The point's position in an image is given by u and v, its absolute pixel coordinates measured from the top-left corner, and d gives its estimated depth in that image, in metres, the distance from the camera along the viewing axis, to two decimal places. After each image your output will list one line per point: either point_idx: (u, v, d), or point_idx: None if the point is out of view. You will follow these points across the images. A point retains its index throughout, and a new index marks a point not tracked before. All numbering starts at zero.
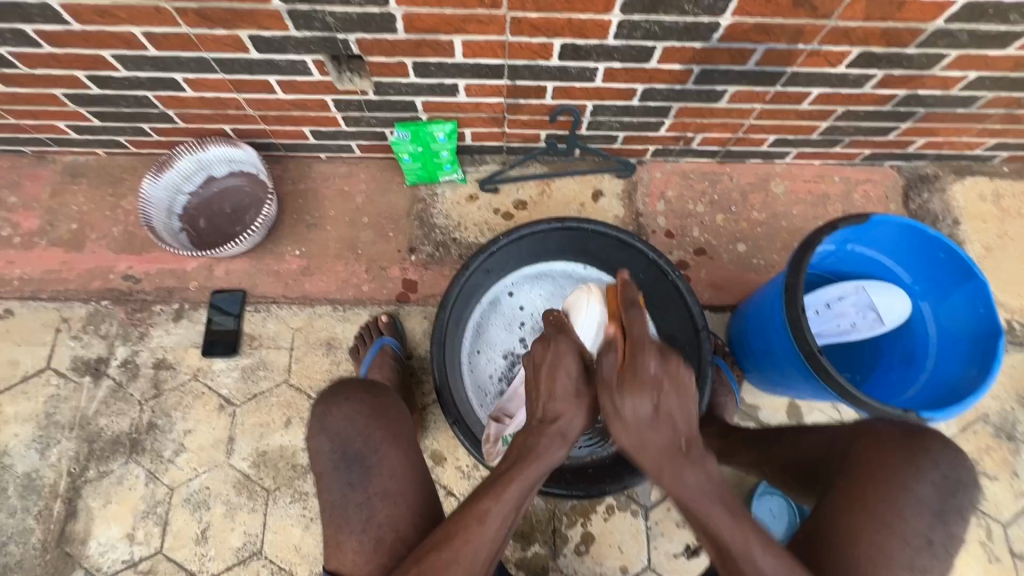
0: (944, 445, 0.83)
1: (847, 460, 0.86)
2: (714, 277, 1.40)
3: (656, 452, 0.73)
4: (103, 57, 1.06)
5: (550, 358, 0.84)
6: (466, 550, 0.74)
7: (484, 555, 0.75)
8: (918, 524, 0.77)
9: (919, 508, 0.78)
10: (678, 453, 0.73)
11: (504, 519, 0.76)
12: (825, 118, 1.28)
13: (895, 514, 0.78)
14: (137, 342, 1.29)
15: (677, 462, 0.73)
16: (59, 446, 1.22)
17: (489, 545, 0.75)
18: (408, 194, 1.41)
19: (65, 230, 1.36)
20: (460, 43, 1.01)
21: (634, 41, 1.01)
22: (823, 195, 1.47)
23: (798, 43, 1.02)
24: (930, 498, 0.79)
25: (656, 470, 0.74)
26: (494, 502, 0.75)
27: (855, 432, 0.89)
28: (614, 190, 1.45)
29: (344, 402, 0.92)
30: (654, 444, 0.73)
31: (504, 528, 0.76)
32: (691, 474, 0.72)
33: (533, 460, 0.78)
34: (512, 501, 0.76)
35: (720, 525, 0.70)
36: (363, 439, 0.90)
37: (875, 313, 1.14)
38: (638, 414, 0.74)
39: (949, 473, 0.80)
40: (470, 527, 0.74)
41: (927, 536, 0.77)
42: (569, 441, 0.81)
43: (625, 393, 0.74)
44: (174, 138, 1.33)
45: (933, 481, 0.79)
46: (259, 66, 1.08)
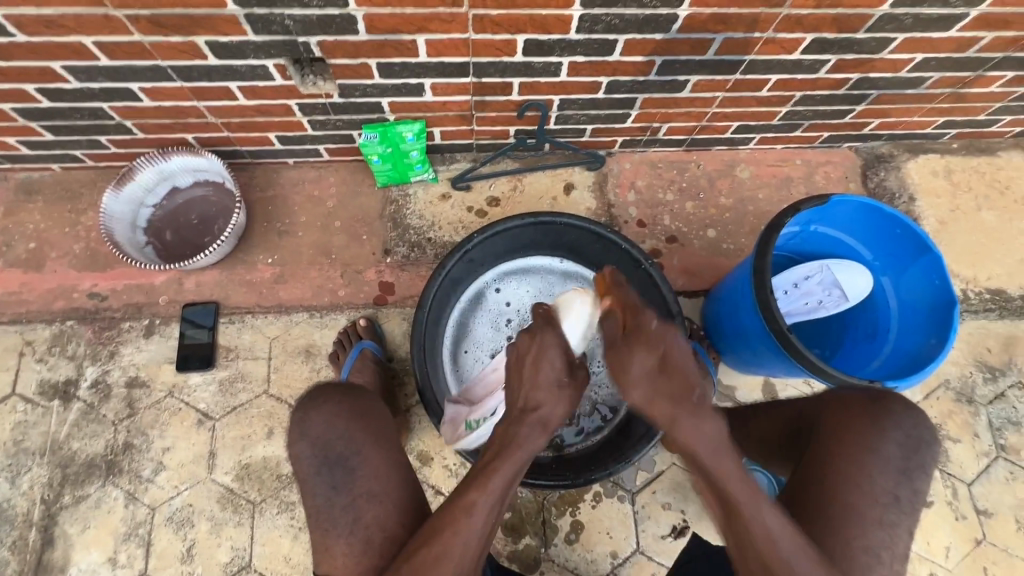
0: (905, 407, 0.87)
1: (815, 425, 0.91)
2: (686, 263, 1.43)
3: (667, 403, 0.75)
4: (53, 69, 1.02)
5: (535, 348, 0.85)
6: (455, 543, 0.75)
7: (474, 547, 0.76)
8: (885, 481, 0.82)
9: (884, 466, 0.83)
10: (689, 402, 0.74)
11: (491, 509, 0.77)
12: (784, 104, 1.32)
13: (862, 473, 0.82)
14: (107, 361, 1.25)
15: (692, 414, 0.74)
16: (31, 473, 1.18)
17: (478, 535, 0.76)
18: (379, 196, 1.40)
19: (23, 250, 1.31)
20: (423, 42, 1.01)
21: (596, 35, 1.03)
22: (786, 178, 1.52)
23: (754, 31, 1.05)
24: (894, 457, 0.83)
25: (670, 421, 0.75)
26: (480, 494, 0.77)
27: (824, 400, 0.93)
28: (585, 183, 1.46)
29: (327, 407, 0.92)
30: (664, 394, 0.75)
31: (492, 517, 0.78)
32: (707, 423, 0.75)
33: (517, 448, 0.79)
34: (498, 492, 0.77)
35: (732, 487, 0.74)
36: (345, 441, 0.90)
37: (839, 290, 1.18)
38: (642, 369, 0.76)
39: (910, 432, 0.84)
40: (460, 521, 0.76)
41: (893, 493, 0.82)
42: (551, 429, 0.82)
43: (633, 347, 0.77)
44: (133, 150, 1.30)
45: (897, 440, 0.84)
46: (218, 72, 1.05)
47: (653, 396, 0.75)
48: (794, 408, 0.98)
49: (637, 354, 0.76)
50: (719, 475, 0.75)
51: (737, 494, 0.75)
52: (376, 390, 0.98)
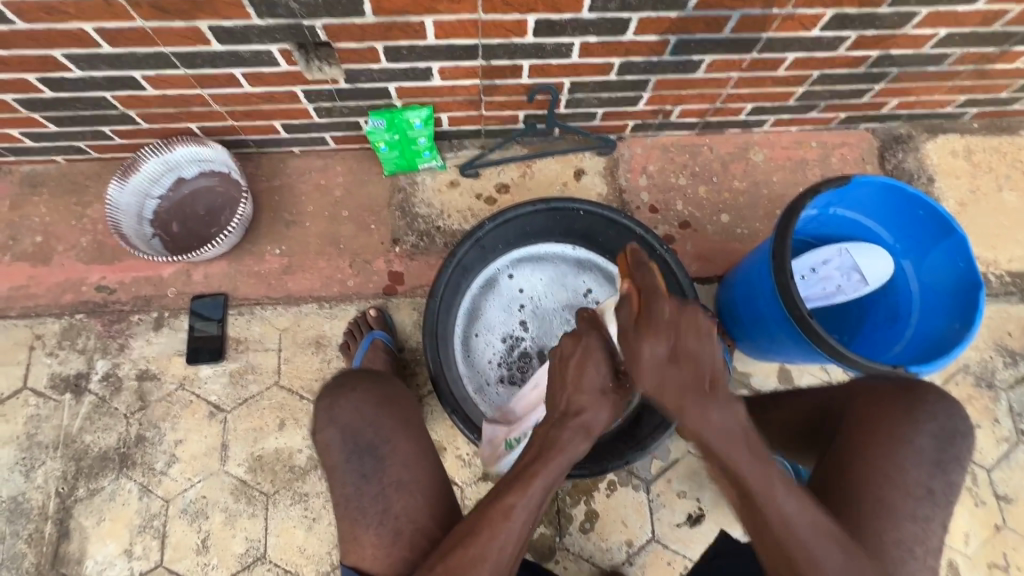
0: (939, 397, 0.85)
1: (846, 416, 0.88)
2: (700, 249, 1.41)
3: (676, 391, 0.70)
4: (54, 57, 1.00)
5: (579, 353, 0.80)
6: (492, 546, 0.74)
7: (511, 550, 0.75)
8: (918, 473, 0.80)
9: (918, 458, 0.81)
10: (700, 393, 0.70)
11: (529, 512, 0.76)
12: (801, 84, 1.28)
13: (894, 465, 0.81)
14: (117, 354, 1.24)
15: (699, 401, 0.70)
16: (45, 466, 1.18)
17: (516, 538, 0.75)
18: (387, 185, 1.38)
19: (30, 243, 1.30)
20: (431, 23, 0.98)
21: (609, 13, 0.99)
22: (802, 161, 1.48)
23: (773, 7, 1.02)
24: (929, 449, 0.81)
25: (678, 409, 0.71)
26: (519, 497, 0.75)
27: (853, 390, 0.91)
28: (596, 168, 1.44)
29: (343, 397, 0.91)
30: (672, 382, 0.70)
31: (530, 522, 0.76)
32: (714, 412, 0.71)
33: (560, 456, 0.77)
34: (538, 496, 0.76)
35: (747, 475, 0.72)
36: (374, 429, 0.89)
37: (859, 274, 1.15)
38: (653, 357, 0.71)
39: (945, 423, 0.83)
40: (499, 525, 0.74)
41: (927, 485, 0.80)
42: (592, 435, 0.79)
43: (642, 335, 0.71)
44: (138, 140, 1.28)
45: (931, 432, 0.82)
46: (222, 59, 1.03)
47: (663, 384, 0.71)
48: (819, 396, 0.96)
49: (645, 343, 0.70)
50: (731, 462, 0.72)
51: (750, 478, 0.72)
52: (390, 380, 0.97)
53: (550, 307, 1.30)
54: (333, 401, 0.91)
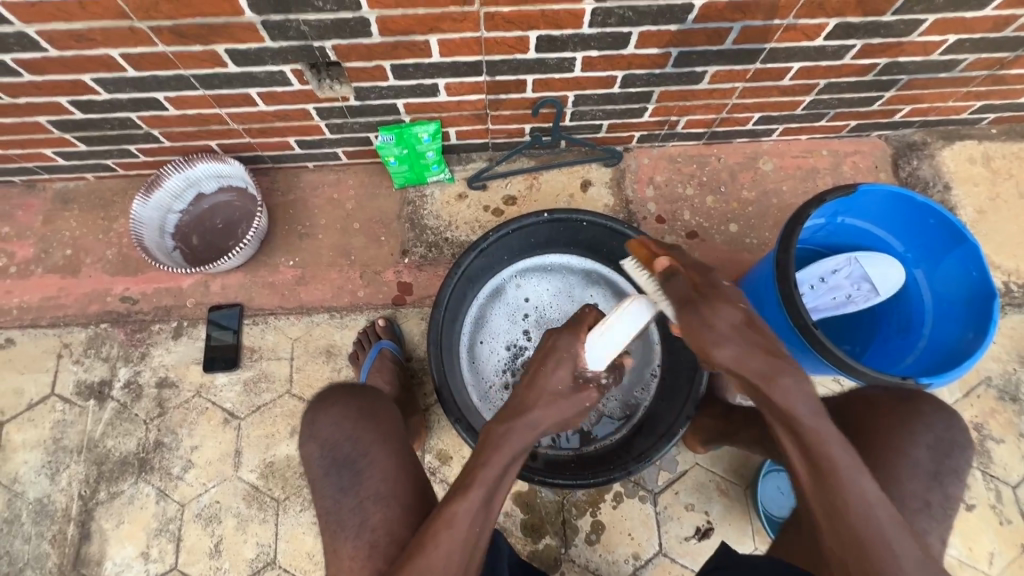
0: (937, 410, 0.88)
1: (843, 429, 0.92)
2: (707, 259, 1.40)
3: (761, 358, 0.71)
4: (83, 81, 1.06)
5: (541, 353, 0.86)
6: (437, 556, 0.73)
7: (458, 561, 0.74)
8: (915, 486, 0.83)
9: (915, 470, 0.84)
10: (781, 359, 0.72)
11: (473, 519, 0.75)
12: (808, 93, 1.28)
13: (892, 479, 0.83)
14: (138, 362, 1.29)
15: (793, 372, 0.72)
16: (69, 470, 1.23)
17: (462, 547, 0.74)
18: (397, 198, 1.42)
19: (60, 256, 1.37)
20: (436, 42, 1.01)
21: (609, 28, 1.01)
22: (812, 170, 1.47)
23: (774, 19, 1.02)
24: (925, 461, 0.84)
25: (767, 379, 0.71)
26: (461, 503, 0.75)
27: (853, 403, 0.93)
28: (602, 179, 1.45)
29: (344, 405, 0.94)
30: (758, 348, 0.72)
31: (476, 529, 0.76)
32: (804, 381, 0.72)
33: (503, 454, 0.78)
34: (479, 499, 0.76)
35: (833, 450, 0.72)
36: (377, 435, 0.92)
37: (869, 283, 1.13)
38: (731, 322, 0.72)
39: (942, 435, 0.86)
40: (441, 533, 0.74)
41: (923, 498, 0.83)
42: (534, 434, 0.80)
43: (716, 303, 0.73)
44: (161, 157, 1.34)
45: (927, 443, 0.85)
46: (238, 79, 1.08)
47: (745, 351, 0.71)
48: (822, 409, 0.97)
49: (724, 309, 0.73)
50: (816, 436, 0.72)
51: (839, 456, 0.72)
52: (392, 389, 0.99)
53: (556, 316, 1.31)
54: (351, 409, 0.96)
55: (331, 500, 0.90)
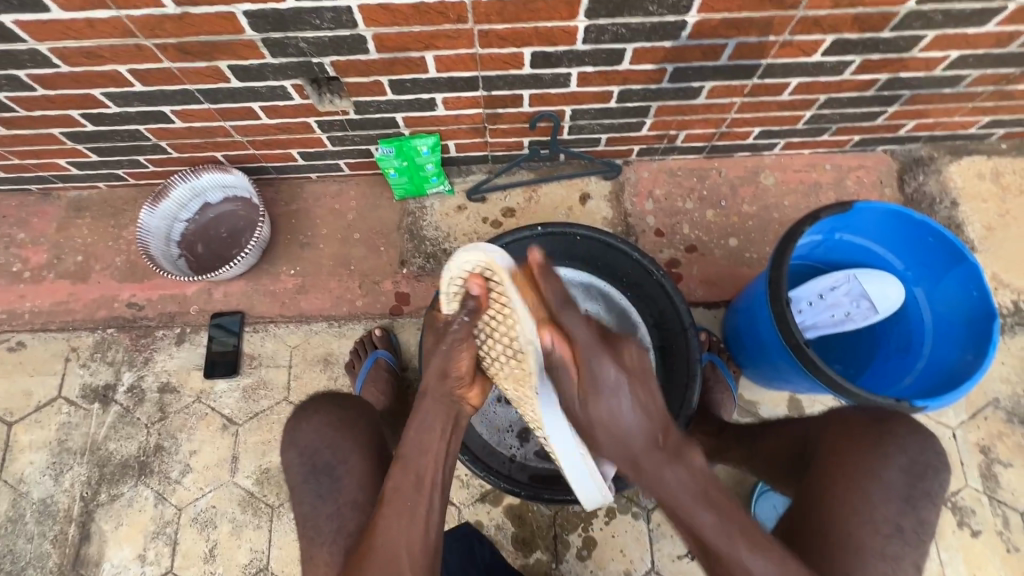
0: (912, 430, 0.84)
1: (816, 448, 0.88)
2: (706, 273, 1.39)
3: (641, 451, 0.79)
4: (94, 96, 1.10)
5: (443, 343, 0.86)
6: (380, 532, 0.80)
7: (401, 537, 0.79)
8: (887, 510, 0.79)
9: (887, 493, 0.80)
10: (658, 449, 0.78)
11: (404, 486, 0.82)
12: (808, 108, 1.27)
13: (862, 501, 0.79)
14: (142, 367, 1.33)
15: (666, 461, 0.78)
16: (72, 471, 1.26)
17: (401, 519, 0.80)
18: (397, 209, 1.44)
19: (71, 263, 1.41)
20: (432, 58, 1.03)
21: (603, 45, 1.02)
22: (815, 184, 1.46)
23: (769, 35, 1.02)
24: (898, 483, 0.80)
25: (637, 468, 0.80)
26: (394, 478, 0.82)
27: (828, 421, 0.90)
28: (601, 192, 1.45)
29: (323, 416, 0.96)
30: (636, 446, 0.79)
31: (414, 499, 0.81)
32: (669, 471, 0.77)
33: (419, 432, 0.84)
34: (408, 467, 0.82)
35: (709, 536, 0.75)
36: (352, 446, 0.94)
37: (868, 301, 1.11)
38: (612, 416, 0.78)
39: (916, 457, 0.82)
40: (379, 509, 0.81)
41: (875, 513, 0.78)
42: (450, 406, 0.86)
43: (589, 406, 0.78)
44: (169, 168, 1.38)
45: (900, 465, 0.81)
46: (241, 94, 1.11)
47: (620, 455, 0.81)
48: (795, 432, 0.95)
49: (603, 408, 0.77)
50: (697, 523, 0.76)
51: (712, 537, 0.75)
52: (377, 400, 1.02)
53: None
54: (338, 414, 0.98)
55: (313, 504, 0.91)
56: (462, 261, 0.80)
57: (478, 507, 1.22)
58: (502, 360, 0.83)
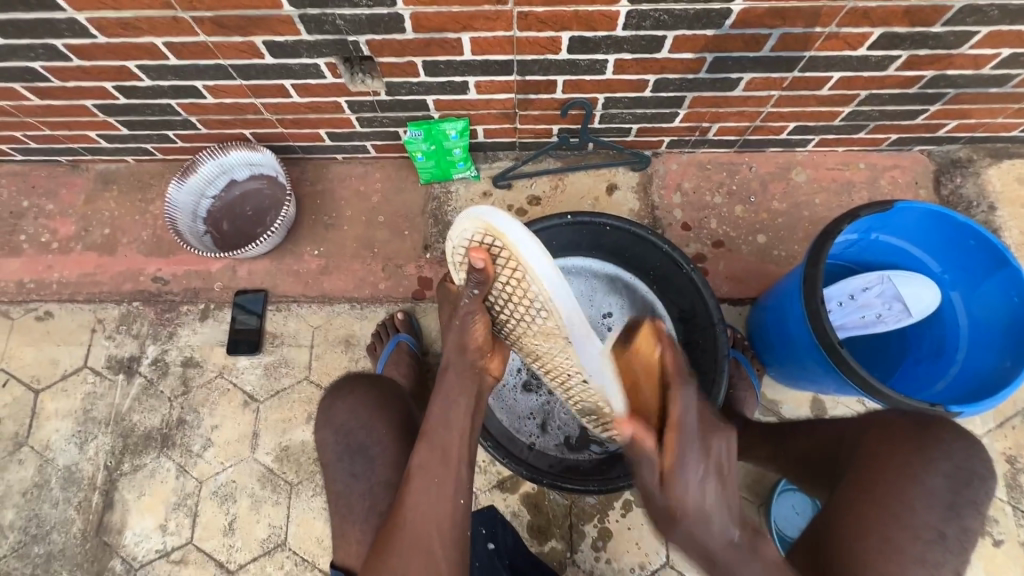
0: (948, 430, 0.82)
1: (857, 451, 0.86)
2: (732, 269, 1.37)
3: (721, 543, 0.74)
4: (128, 68, 1.10)
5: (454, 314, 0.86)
6: (412, 508, 0.80)
7: (434, 509, 0.80)
8: (925, 516, 0.76)
9: (919, 496, 0.77)
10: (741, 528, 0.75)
11: (431, 458, 0.82)
12: (848, 103, 1.24)
13: (903, 505, 0.77)
14: (166, 341, 1.34)
15: (743, 557, 0.74)
16: (97, 440, 1.28)
17: (430, 491, 0.80)
18: (422, 193, 1.43)
19: (98, 235, 1.42)
20: (468, 40, 1.01)
21: (643, 31, 1.00)
22: (847, 183, 1.43)
23: (815, 26, 0.99)
24: (942, 490, 0.77)
25: (716, 559, 0.76)
26: (420, 454, 0.82)
27: (867, 423, 0.89)
28: (629, 183, 1.43)
29: (348, 398, 1.02)
30: (717, 539, 0.74)
31: (443, 471, 0.81)
32: (746, 570, 0.74)
33: (442, 408, 0.83)
34: (434, 442, 0.82)
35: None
36: None
37: (902, 304, 1.08)
38: (696, 503, 0.74)
39: (961, 464, 0.79)
40: (408, 484, 0.81)
41: (920, 520, 0.75)
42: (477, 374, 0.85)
43: (675, 490, 0.74)
44: (197, 144, 1.38)
45: (941, 470, 0.79)
46: (274, 71, 1.10)
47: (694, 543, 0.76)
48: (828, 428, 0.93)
49: (690, 491, 0.74)
50: None
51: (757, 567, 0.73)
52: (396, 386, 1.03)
53: None
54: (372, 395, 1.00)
55: (346, 482, 0.98)
56: (461, 228, 0.80)
57: (495, 494, 1.23)
58: (525, 317, 0.82)
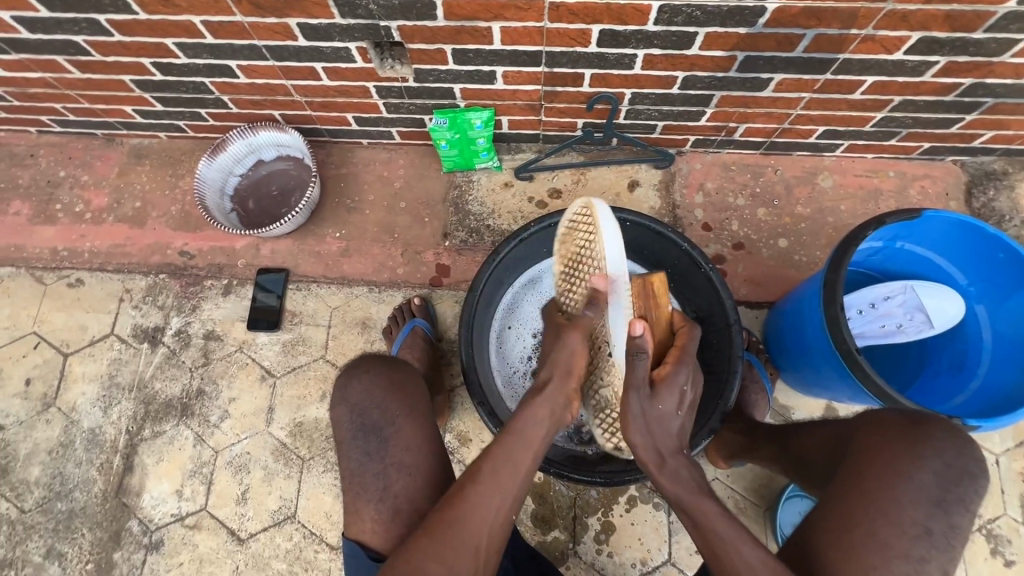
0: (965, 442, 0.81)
1: None
2: (751, 272, 1.36)
3: (669, 451, 0.80)
4: (166, 45, 1.13)
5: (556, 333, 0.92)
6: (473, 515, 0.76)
7: (494, 521, 0.77)
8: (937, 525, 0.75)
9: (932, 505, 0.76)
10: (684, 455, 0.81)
11: (499, 467, 0.79)
12: (880, 109, 1.21)
13: (889, 499, 0.75)
14: (189, 314, 1.38)
15: (678, 463, 0.80)
16: (120, 405, 1.32)
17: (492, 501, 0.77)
18: (444, 181, 1.44)
19: (130, 207, 1.47)
20: (498, 29, 1.02)
21: (674, 27, 0.99)
22: (875, 191, 1.40)
23: (851, 28, 0.98)
24: (930, 486, 0.74)
25: (657, 465, 0.80)
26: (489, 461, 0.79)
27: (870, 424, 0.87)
28: (651, 181, 1.43)
29: (364, 376, 0.97)
30: (666, 445, 0.81)
31: (509, 484, 0.78)
32: (685, 471, 0.79)
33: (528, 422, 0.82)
34: (506, 454, 0.80)
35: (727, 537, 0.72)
36: (382, 410, 0.95)
37: (924, 315, 1.07)
38: (666, 418, 0.81)
39: None
40: (468, 489, 0.77)
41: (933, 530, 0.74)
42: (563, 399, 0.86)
43: (657, 397, 0.82)
44: (228, 123, 1.41)
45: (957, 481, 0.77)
46: (306, 53, 1.12)
47: (650, 444, 0.81)
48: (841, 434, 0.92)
49: (664, 402, 0.81)
50: (700, 516, 0.74)
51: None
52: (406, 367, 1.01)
53: None
54: (388, 376, 0.98)
55: (360, 461, 0.93)
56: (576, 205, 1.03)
57: None
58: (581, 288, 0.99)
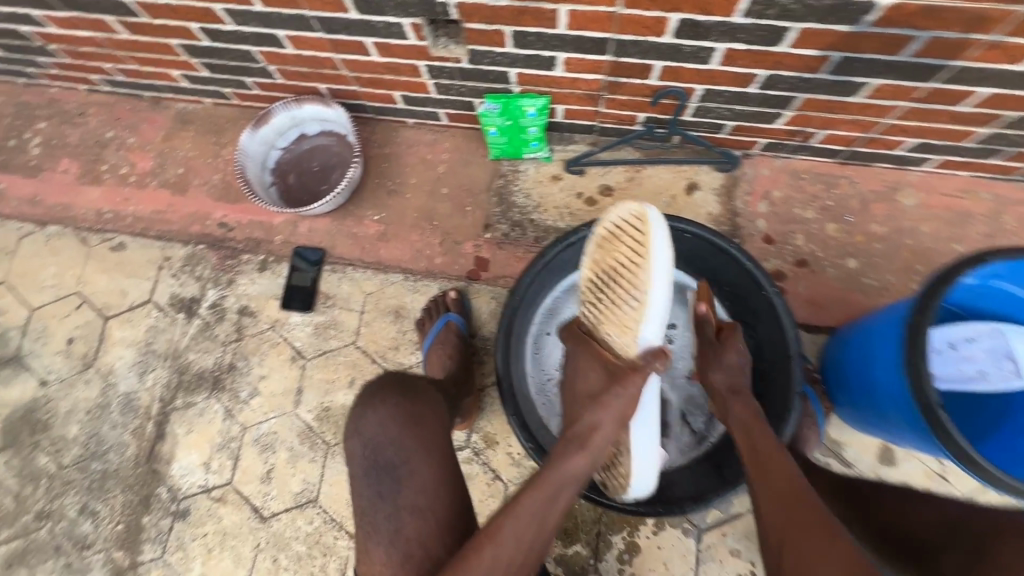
0: None
1: None
2: (813, 293, 1.25)
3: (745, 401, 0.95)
4: (214, 10, 1.08)
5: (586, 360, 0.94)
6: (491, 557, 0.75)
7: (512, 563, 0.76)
8: None
9: None
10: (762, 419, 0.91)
11: (532, 509, 0.79)
12: (987, 124, 1.07)
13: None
14: (225, 287, 1.37)
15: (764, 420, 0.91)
16: (155, 373, 1.34)
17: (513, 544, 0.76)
18: (490, 168, 1.37)
19: (173, 174, 1.45)
20: (565, 12, 0.93)
21: (765, 21, 0.88)
22: (964, 213, 1.26)
23: (974, 32, 0.85)
24: None
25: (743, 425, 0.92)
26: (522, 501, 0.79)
27: None
28: (711, 184, 1.32)
29: (379, 408, 0.94)
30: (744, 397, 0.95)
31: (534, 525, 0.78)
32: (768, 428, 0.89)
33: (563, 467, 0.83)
34: (543, 497, 0.80)
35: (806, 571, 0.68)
36: (396, 448, 0.91)
37: (1014, 363, 0.96)
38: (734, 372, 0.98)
39: None
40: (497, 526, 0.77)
41: None
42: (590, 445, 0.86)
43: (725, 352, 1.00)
44: (273, 93, 1.37)
45: None
46: (357, 27, 1.05)
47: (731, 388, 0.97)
48: None
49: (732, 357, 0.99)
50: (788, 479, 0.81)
51: None
52: (422, 399, 0.98)
53: None
54: (405, 409, 0.95)
55: (371, 501, 0.89)
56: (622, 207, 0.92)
57: None
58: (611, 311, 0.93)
